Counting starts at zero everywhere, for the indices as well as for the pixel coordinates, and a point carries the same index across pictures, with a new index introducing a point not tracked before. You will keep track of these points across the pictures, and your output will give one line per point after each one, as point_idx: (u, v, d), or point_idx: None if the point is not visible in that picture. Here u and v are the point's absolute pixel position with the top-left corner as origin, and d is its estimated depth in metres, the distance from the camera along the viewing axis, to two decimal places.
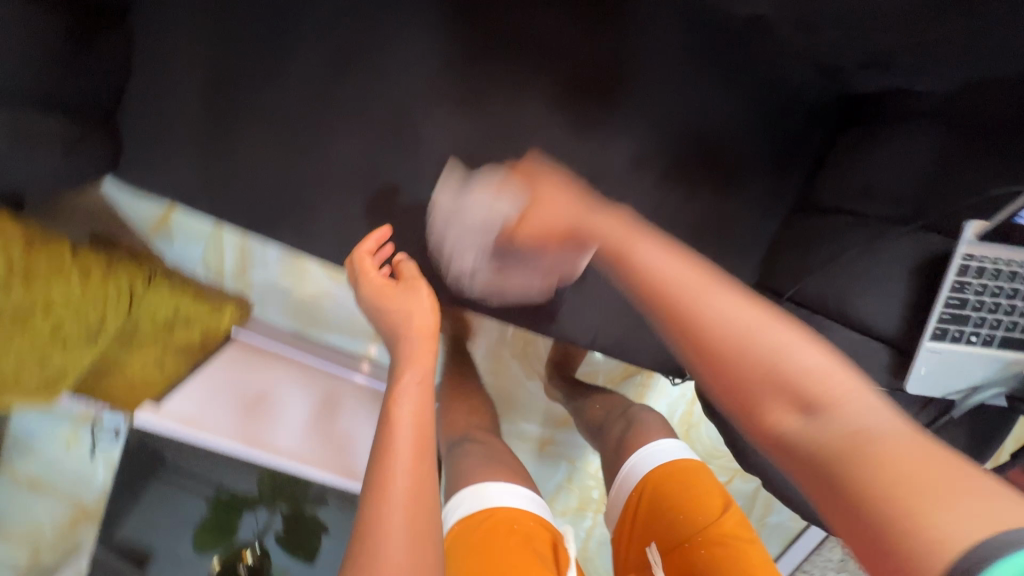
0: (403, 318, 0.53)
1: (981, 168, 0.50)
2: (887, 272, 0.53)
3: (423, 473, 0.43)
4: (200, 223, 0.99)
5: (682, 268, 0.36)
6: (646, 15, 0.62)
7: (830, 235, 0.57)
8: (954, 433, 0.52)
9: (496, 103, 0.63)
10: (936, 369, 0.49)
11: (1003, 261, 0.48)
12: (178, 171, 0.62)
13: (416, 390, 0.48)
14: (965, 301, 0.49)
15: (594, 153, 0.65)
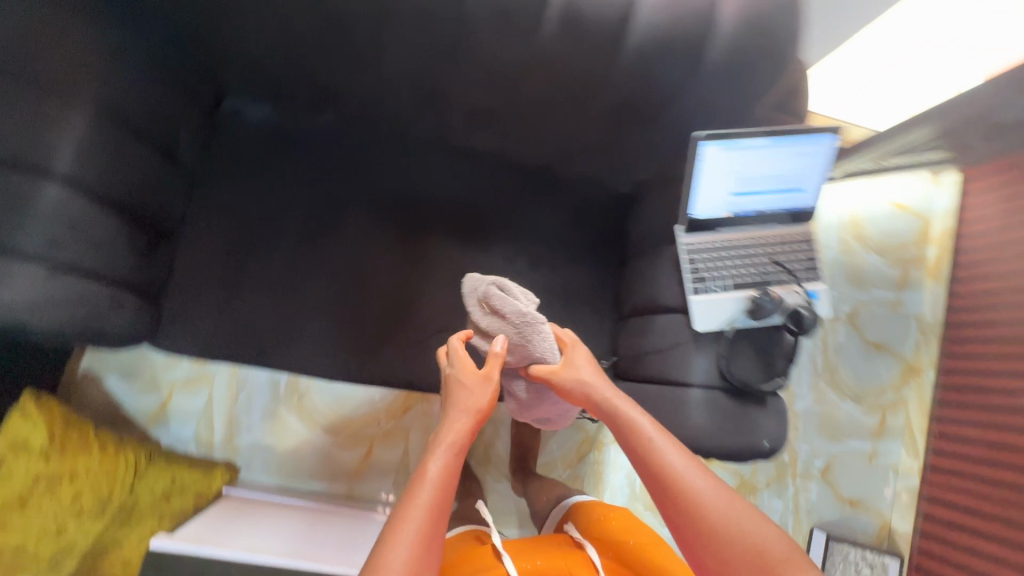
0: (465, 399, 0.66)
1: None
2: (663, 270, 0.83)
3: (434, 524, 0.54)
4: (194, 403, 1.20)
5: (677, 454, 0.63)
6: (494, 173, 0.99)
7: (637, 271, 0.90)
8: (744, 354, 0.79)
9: (412, 244, 0.97)
10: (710, 312, 0.78)
11: (706, 240, 0.80)
12: (200, 330, 0.89)
13: (445, 460, 0.59)
14: (700, 269, 0.79)
15: (482, 259, 0.99)
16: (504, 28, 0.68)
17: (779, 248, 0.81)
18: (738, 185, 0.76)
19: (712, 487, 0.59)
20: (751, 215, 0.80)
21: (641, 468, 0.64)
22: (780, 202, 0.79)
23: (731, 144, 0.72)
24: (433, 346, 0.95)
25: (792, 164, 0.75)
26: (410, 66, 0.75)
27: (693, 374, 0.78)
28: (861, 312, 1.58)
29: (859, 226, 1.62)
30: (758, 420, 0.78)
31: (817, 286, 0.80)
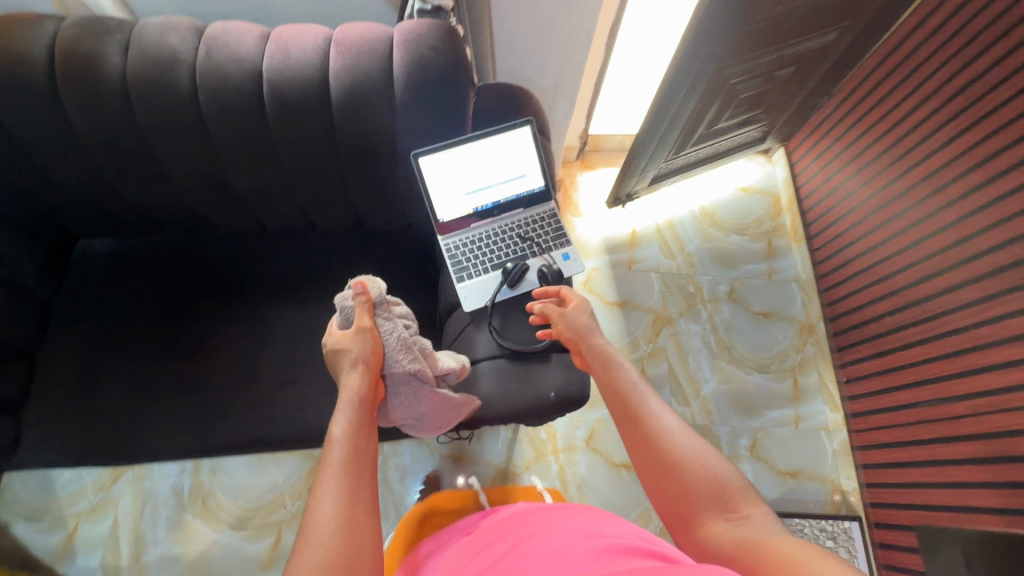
0: (357, 356, 0.73)
1: None
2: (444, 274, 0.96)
3: (351, 476, 0.60)
4: (100, 530, 1.23)
5: (650, 409, 0.70)
6: (316, 239, 1.15)
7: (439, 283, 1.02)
8: (516, 321, 0.89)
9: (251, 315, 1.09)
10: (477, 294, 0.90)
11: (463, 237, 0.95)
12: (58, 435, 0.98)
13: (353, 417, 0.66)
14: (460, 261, 0.93)
15: (316, 312, 1.10)
16: (238, 121, 0.88)
17: (529, 227, 0.96)
18: (470, 185, 0.92)
19: (674, 433, 0.67)
20: (495, 207, 0.95)
21: (620, 408, 0.72)
22: (515, 190, 0.95)
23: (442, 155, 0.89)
24: (281, 398, 1.04)
25: (507, 157, 0.91)
26: (192, 170, 0.95)
27: (475, 349, 0.88)
28: (739, 287, 1.66)
29: (712, 214, 1.76)
30: (539, 374, 0.85)
31: (567, 248, 0.94)
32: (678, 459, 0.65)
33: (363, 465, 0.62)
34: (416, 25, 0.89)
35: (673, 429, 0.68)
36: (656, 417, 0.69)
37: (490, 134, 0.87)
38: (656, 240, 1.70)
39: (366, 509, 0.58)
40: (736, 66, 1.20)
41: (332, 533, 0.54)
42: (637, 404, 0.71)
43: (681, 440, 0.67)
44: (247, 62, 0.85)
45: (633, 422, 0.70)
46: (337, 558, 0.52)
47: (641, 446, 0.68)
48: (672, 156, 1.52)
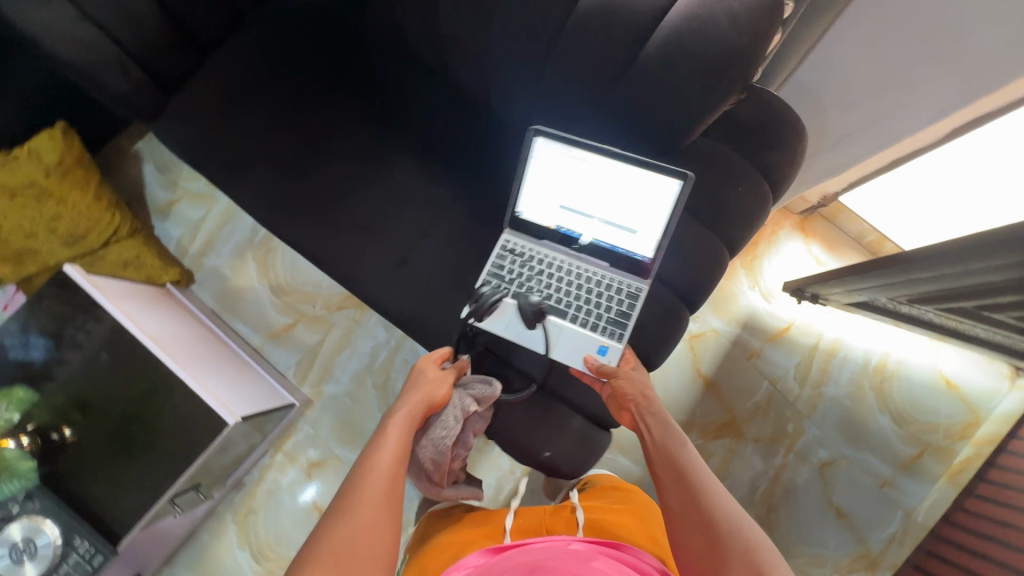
0: (427, 385, 0.80)
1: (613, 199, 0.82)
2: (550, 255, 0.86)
3: (395, 466, 0.69)
4: (192, 214, 1.40)
5: (692, 466, 0.72)
6: (480, 119, 1.03)
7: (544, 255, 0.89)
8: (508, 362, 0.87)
9: (381, 149, 1.04)
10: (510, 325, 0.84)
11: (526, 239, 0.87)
12: (179, 128, 1.02)
13: (405, 427, 0.75)
14: (565, 260, 0.86)
15: (430, 187, 1.03)
16: None
17: (599, 289, 0.84)
18: (578, 201, 0.81)
19: (712, 495, 0.68)
20: (581, 239, 0.85)
21: (675, 474, 0.72)
22: (613, 237, 0.82)
23: (565, 149, 0.77)
24: (351, 236, 1.02)
25: (641, 206, 0.78)
26: None
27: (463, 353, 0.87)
28: (837, 466, 1.36)
29: (886, 377, 1.38)
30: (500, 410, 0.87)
31: (609, 344, 0.82)
32: (726, 522, 0.65)
33: (398, 469, 0.69)
34: None
35: (704, 486, 0.69)
36: (711, 487, 0.69)
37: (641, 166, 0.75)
38: (802, 354, 1.40)
39: (393, 506, 0.65)
40: None
41: (358, 531, 0.61)
42: (691, 464, 0.72)
43: (721, 498, 0.68)
44: None
45: (688, 482, 0.70)
46: (360, 542, 0.60)
47: (678, 510, 0.69)
48: (904, 301, 1.16)
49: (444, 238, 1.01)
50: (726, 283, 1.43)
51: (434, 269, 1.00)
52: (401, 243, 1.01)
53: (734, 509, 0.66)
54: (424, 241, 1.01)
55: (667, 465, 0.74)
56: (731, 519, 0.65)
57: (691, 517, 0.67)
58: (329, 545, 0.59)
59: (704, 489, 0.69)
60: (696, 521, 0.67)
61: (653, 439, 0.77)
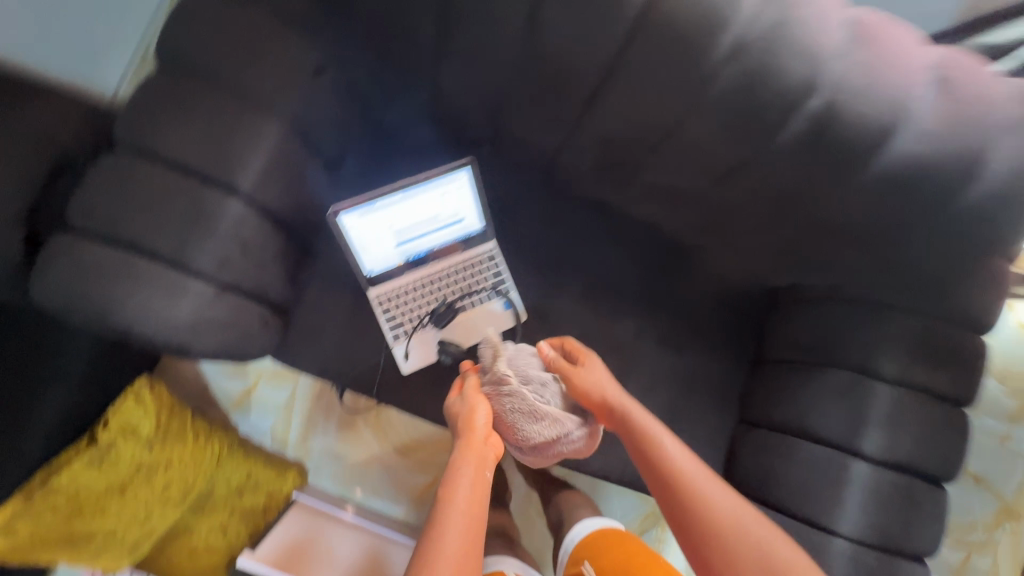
0: (463, 417, 0.67)
1: (869, 327, 0.76)
2: (802, 392, 0.80)
3: (468, 536, 0.56)
4: (275, 396, 1.18)
5: (722, 501, 0.64)
6: (636, 242, 0.95)
7: (788, 388, 0.82)
8: (456, 329, 0.86)
9: (545, 302, 0.92)
10: (466, 329, 0.87)
11: (412, 281, 0.86)
12: (310, 351, 0.84)
13: (476, 468, 0.61)
14: (821, 388, 0.78)
15: (609, 327, 0.93)
16: (735, 121, 0.60)
17: (476, 269, 0.88)
18: (373, 246, 0.80)
19: (732, 503, 0.64)
20: (425, 256, 0.85)
21: (649, 470, 0.67)
22: (451, 233, 0.85)
23: (368, 209, 0.75)
24: None
25: (437, 206, 0.80)
26: (609, 135, 0.69)
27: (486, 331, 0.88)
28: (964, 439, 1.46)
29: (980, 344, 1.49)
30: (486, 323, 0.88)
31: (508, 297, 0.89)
32: (710, 518, 0.63)
33: (477, 508, 0.59)
34: None
35: (730, 505, 0.64)
36: (699, 485, 0.64)
37: (419, 181, 0.76)
38: None
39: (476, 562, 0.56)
40: None
41: None
42: (611, 411, 0.70)
43: (725, 501, 0.64)
44: (811, 56, 0.56)
45: (670, 488, 0.65)
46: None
47: (688, 524, 0.63)
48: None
49: (644, 380, 0.93)
50: None
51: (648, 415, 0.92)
52: None
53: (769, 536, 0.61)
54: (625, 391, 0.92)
55: (654, 474, 0.66)
56: (762, 526, 0.62)
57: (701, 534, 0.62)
58: None
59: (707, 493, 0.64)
60: (716, 533, 0.62)
61: (633, 443, 0.67)
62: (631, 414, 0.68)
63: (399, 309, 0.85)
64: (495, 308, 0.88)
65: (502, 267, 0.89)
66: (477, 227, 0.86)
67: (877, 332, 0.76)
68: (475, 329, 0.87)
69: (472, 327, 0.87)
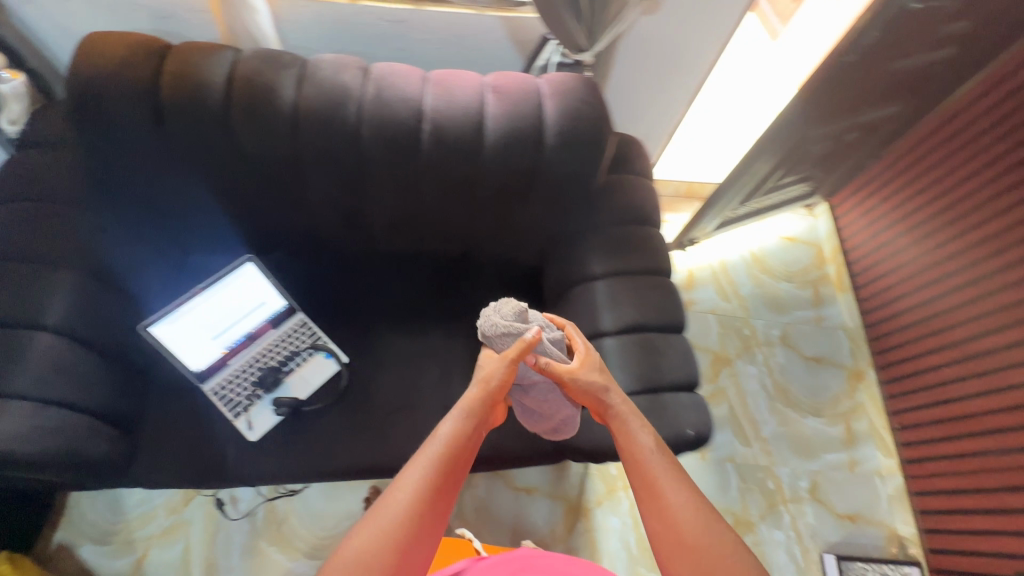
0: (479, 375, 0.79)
1: (577, 253, 1.04)
2: (562, 317, 1.03)
3: (439, 474, 0.67)
4: (170, 555, 1.19)
5: (688, 511, 0.66)
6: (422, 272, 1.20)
7: (556, 320, 1.05)
8: (291, 388, 1.01)
9: (365, 342, 1.11)
10: (299, 384, 1.02)
11: (241, 365, 1.02)
12: (162, 457, 0.95)
13: (465, 424, 0.73)
14: (570, 308, 1.02)
15: (423, 341, 1.13)
16: (391, 153, 0.91)
17: (295, 337, 1.07)
18: (192, 345, 0.97)
19: (697, 513, 0.65)
20: (246, 340, 1.03)
21: (634, 473, 0.72)
22: (261, 315, 1.04)
23: (174, 317, 0.94)
24: (393, 423, 1.04)
25: (234, 298, 1.01)
26: (333, 197, 0.97)
27: (318, 381, 1.03)
28: (791, 332, 1.74)
29: (762, 260, 1.84)
30: (315, 375, 1.04)
31: (329, 348, 1.06)
32: (669, 521, 0.65)
33: (451, 473, 0.69)
34: (565, 81, 0.95)
35: (696, 514, 0.65)
36: (672, 497, 0.67)
37: (213, 282, 0.98)
38: (712, 284, 1.77)
39: (432, 517, 0.65)
40: (819, 130, 1.32)
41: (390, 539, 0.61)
42: (619, 422, 0.78)
43: (692, 515, 0.65)
44: (411, 101, 0.89)
45: (646, 499, 0.69)
46: (387, 527, 0.61)
47: (654, 523, 0.67)
48: (737, 207, 1.61)
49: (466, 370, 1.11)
50: None
51: None
52: (436, 399, 1.08)
53: (723, 548, 0.63)
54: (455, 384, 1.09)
55: (640, 477, 0.71)
56: (720, 537, 0.63)
57: (658, 529, 0.66)
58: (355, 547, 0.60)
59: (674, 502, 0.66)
60: (673, 529, 0.65)
61: (631, 447, 0.74)
62: (628, 424, 0.76)
63: (235, 391, 1.00)
64: (319, 361, 1.05)
65: (315, 328, 1.08)
66: (281, 304, 1.06)
67: (581, 253, 1.04)
68: (307, 381, 1.03)
69: (304, 382, 1.02)
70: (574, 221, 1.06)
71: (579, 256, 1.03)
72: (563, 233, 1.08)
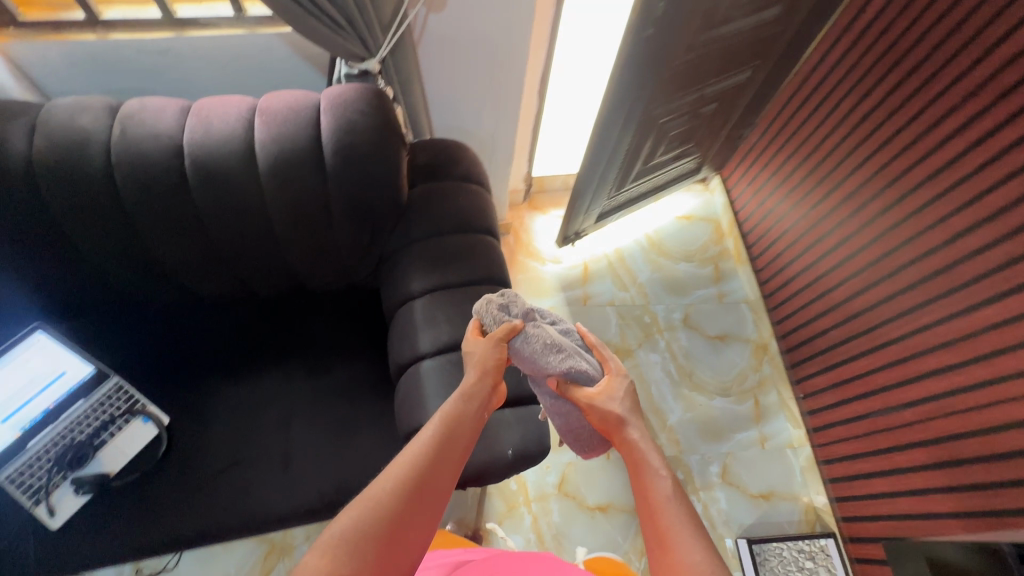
0: (476, 354, 0.77)
1: (397, 273, 0.97)
2: (391, 346, 0.96)
3: (438, 455, 0.63)
4: None
5: (691, 541, 0.53)
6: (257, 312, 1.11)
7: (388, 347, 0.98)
8: (102, 461, 0.92)
9: (190, 398, 1.02)
10: (110, 455, 0.93)
11: (43, 442, 0.91)
12: None
13: (464, 404, 0.70)
14: (395, 334, 0.95)
15: (257, 386, 1.04)
16: (155, 196, 0.84)
17: (109, 402, 0.97)
18: None
19: (702, 548, 0.53)
20: (47, 415, 0.92)
21: (645, 521, 0.58)
22: (61, 386, 0.94)
23: None
24: (223, 483, 0.96)
25: (27, 370, 0.92)
26: (112, 250, 0.89)
27: (133, 448, 0.95)
28: (693, 314, 1.70)
29: (659, 243, 1.80)
30: (130, 442, 0.95)
31: (146, 411, 0.97)
32: (669, 555, 0.53)
33: (452, 452, 0.65)
34: (343, 91, 0.89)
35: (701, 546, 0.53)
36: (681, 535, 0.54)
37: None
38: (609, 275, 1.72)
39: (428, 496, 0.59)
40: (663, 107, 1.28)
41: (379, 509, 0.56)
42: (628, 447, 0.68)
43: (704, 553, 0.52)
44: (164, 137, 0.82)
45: (652, 537, 0.56)
46: (385, 498, 0.56)
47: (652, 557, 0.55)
48: (616, 193, 1.56)
49: (305, 412, 1.02)
50: (532, 274, 1.70)
51: (320, 436, 1.00)
52: (272, 449, 0.99)
53: None
54: (292, 429, 1.01)
55: (643, 498, 0.60)
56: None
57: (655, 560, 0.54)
58: (347, 517, 0.55)
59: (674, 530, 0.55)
60: (672, 564, 0.52)
61: (637, 465, 0.64)
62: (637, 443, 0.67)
63: (34, 473, 0.88)
64: (136, 427, 0.96)
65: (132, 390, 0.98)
66: (87, 370, 0.97)
67: (401, 273, 0.97)
68: (122, 451, 0.94)
69: (118, 453, 0.93)
70: (393, 239, 0.99)
71: (399, 276, 0.96)
72: (386, 254, 1.01)
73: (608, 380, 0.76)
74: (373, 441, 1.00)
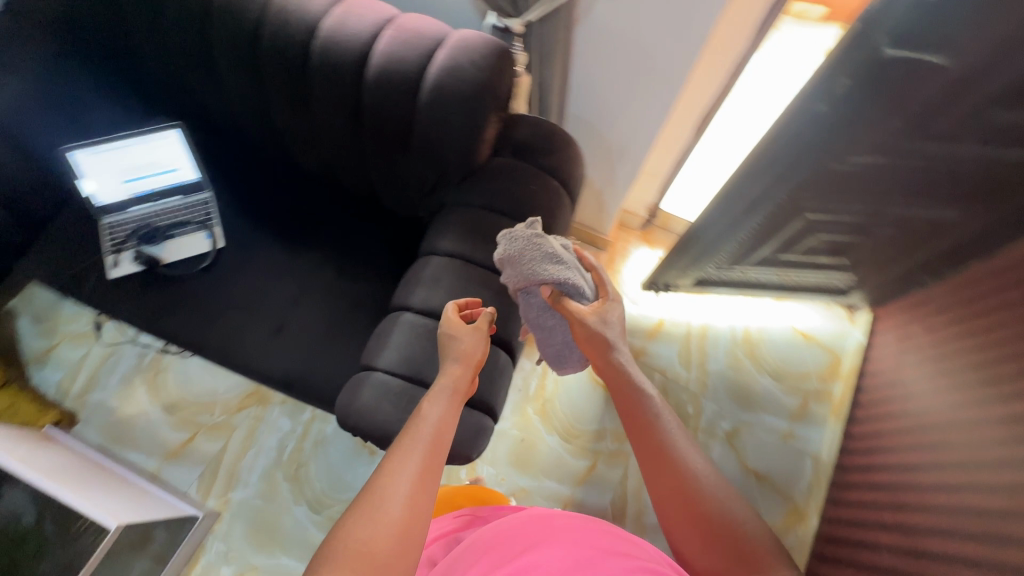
0: (460, 350, 0.75)
1: (438, 225, 0.97)
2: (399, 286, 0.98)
3: (424, 464, 0.60)
4: (71, 355, 1.39)
5: (717, 500, 0.62)
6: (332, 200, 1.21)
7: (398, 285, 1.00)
8: (164, 249, 1.10)
9: (246, 238, 1.16)
10: (171, 248, 1.11)
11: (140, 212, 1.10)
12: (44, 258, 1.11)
13: (445, 403, 0.68)
14: (406, 278, 0.96)
15: (296, 258, 1.14)
16: (281, 61, 0.93)
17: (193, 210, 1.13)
18: (98, 177, 1.04)
19: (731, 504, 0.62)
20: (152, 194, 1.10)
21: (661, 485, 0.65)
22: (169, 179, 1.10)
23: (92, 150, 1.00)
24: (228, 317, 1.09)
25: (152, 155, 1.06)
26: (241, 91, 1.02)
27: (188, 253, 1.11)
28: (744, 434, 1.46)
29: (754, 343, 1.56)
30: (189, 248, 1.11)
31: (210, 231, 1.13)
32: (699, 513, 0.61)
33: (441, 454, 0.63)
34: (471, 37, 0.88)
35: (729, 502, 0.62)
36: (700, 491, 0.62)
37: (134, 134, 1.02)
38: (678, 343, 1.55)
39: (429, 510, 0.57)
40: (818, 201, 1.06)
41: (377, 530, 0.53)
42: (631, 416, 0.70)
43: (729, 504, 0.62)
44: (308, 15, 0.90)
45: (669, 493, 0.64)
46: (392, 521, 0.53)
47: (680, 512, 0.62)
48: (727, 266, 1.37)
49: (315, 300, 1.10)
50: None
51: (313, 325, 1.07)
52: (275, 313, 1.09)
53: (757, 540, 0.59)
54: (298, 307, 1.09)
55: (665, 474, 0.64)
56: (750, 531, 0.60)
57: (682, 517, 0.62)
58: (344, 547, 0.51)
59: (702, 495, 0.62)
60: (704, 523, 0.60)
61: (647, 426, 0.68)
62: (642, 400, 0.69)
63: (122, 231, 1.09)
64: (197, 238, 1.12)
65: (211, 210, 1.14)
66: (191, 177, 1.12)
67: (441, 226, 0.97)
68: (180, 249, 1.11)
69: (177, 251, 1.11)
70: (453, 194, 0.99)
71: (437, 228, 0.96)
72: (443, 204, 1.01)
73: (600, 301, 0.75)
74: (347, 356, 1.04)
